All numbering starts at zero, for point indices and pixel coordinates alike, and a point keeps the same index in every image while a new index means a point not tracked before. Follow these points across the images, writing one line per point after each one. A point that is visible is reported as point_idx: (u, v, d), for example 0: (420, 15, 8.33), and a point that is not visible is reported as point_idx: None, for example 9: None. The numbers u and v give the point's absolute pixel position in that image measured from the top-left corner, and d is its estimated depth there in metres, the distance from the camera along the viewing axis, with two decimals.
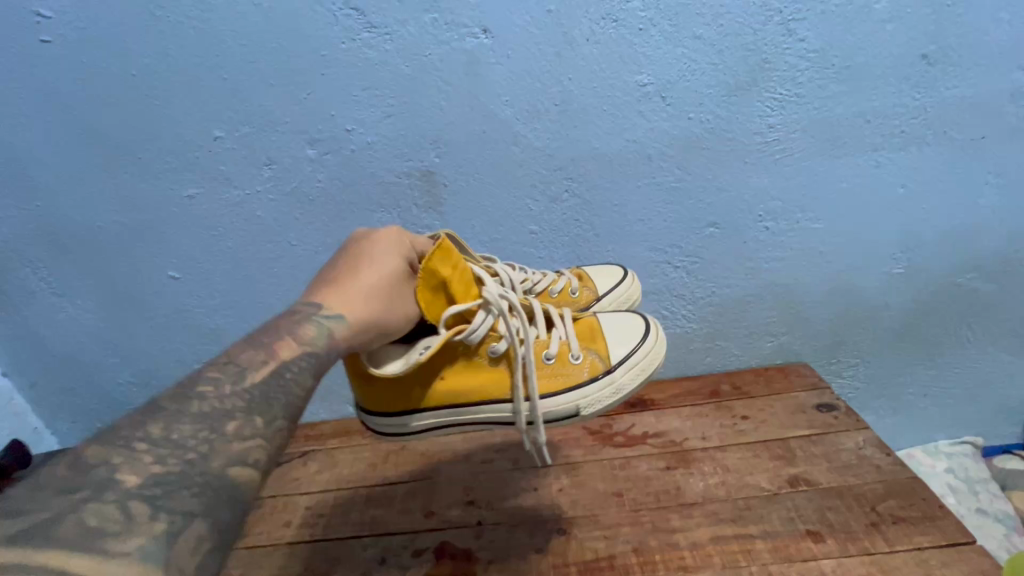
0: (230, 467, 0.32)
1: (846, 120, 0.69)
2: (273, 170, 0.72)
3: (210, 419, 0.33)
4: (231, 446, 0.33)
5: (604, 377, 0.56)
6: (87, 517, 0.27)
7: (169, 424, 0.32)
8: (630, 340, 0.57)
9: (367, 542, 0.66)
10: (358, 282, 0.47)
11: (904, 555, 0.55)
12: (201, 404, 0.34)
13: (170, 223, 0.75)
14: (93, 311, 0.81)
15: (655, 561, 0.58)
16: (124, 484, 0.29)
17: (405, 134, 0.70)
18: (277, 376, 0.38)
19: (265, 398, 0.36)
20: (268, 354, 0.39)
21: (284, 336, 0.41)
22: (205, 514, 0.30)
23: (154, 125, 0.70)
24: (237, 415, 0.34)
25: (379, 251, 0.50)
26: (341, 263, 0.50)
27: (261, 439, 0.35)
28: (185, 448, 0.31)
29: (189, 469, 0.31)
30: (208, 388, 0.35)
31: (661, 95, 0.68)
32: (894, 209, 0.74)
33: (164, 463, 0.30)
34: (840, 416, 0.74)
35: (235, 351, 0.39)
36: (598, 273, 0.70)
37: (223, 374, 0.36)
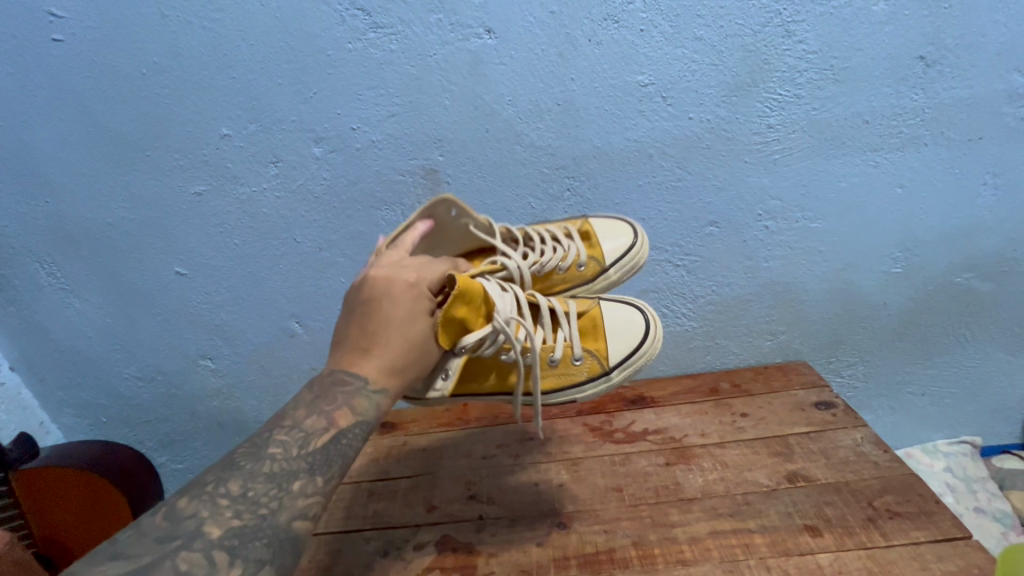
0: (295, 520, 0.40)
1: (844, 120, 0.70)
2: (279, 168, 0.73)
3: (279, 479, 0.41)
4: (297, 503, 0.40)
5: (602, 378, 0.59)
6: (180, 563, 0.35)
7: (245, 481, 0.40)
8: (629, 342, 0.59)
9: (369, 535, 0.67)
10: (390, 353, 0.47)
11: (901, 550, 0.55)
12: (271, 464, 0.41)
13: (178, 220, 0.76)
14: (101, 306, 0.82)
15: (654, 554, 0.59)
16: (209, 536, 0.37)
17: (409, 133, 0.71)
18: (337, 442, 0.44)
19: (326, 462, 0.43)
20: (328, 421, 0.44)
21: (341, 405, 0.44)
22: (271, 561, 0.38)
23: (163, 123, 0.71)
24: (302, 475, 0.41)
25: (401, 313, 0.47)
26: (364, 325, 0.48)
27: (320, 495, 0.42)
28: (258, 505, 0.39)
29: (262, 523, 0.38)
30: (276, 450, 0.42)
31: (661, 95, 0.69)
32: (892, 209, 0.75)
33: (240, 517, 0.38)
34: (839, 414, 0.75)
35: (300, 415, 0.44)
36: (607, 236, 0.66)
37: (290, 437, 0.43)
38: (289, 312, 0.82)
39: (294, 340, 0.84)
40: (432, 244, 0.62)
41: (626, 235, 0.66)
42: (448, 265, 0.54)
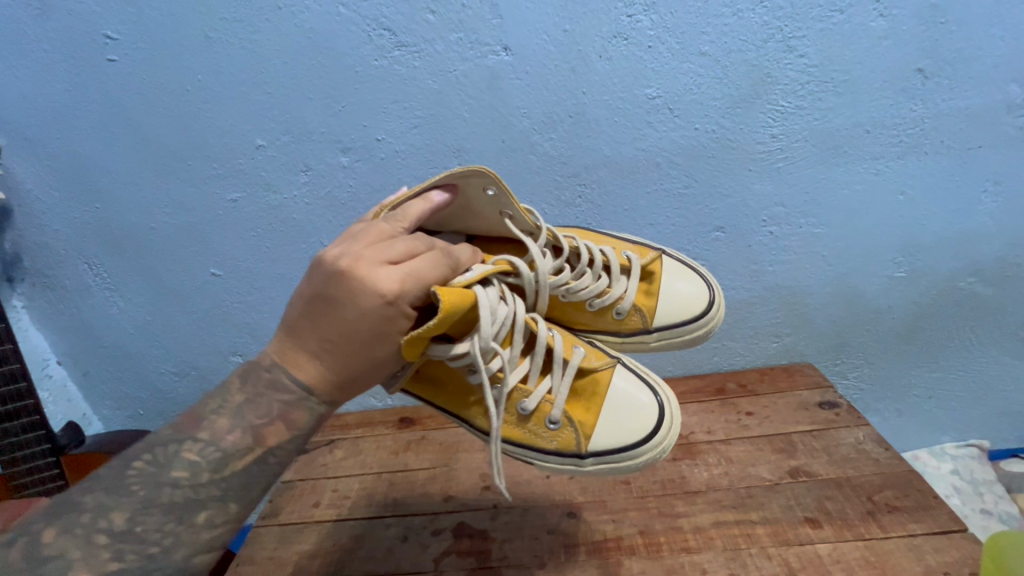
0: (192, 555, 0.40)
1: (845, 130, 0.73)
2: (309, 176, 0.78)
3: (179, 510, 0.40)
4: (200, 536, 0.41)
5: (571, 457, 0.56)
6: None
7: (134, 516, 0.39)
8: (623, 437, 0.56)
9: (390, 522, 0.71)
10: (345, 370, 0.43)
11: (897, 541, 0.58)
12: (173, 493, 0.40)
13: (214, 224, 0.82)
14: (141, 305, 0.88)
15: (659, 542, 0.62)
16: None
17: (430, 143, 0.76)
18: (260, 463, 0.44)
19: (243, 486, 0.43)
20: (254, 440, 0.43)
21: (275, 421, 0.43)
22: None
23: (203, 135, 0.76)
24: (209, 504, 0.42)
25: (370, 332, 0.42)
26: (324, 332, 0.42)
27: (227, 523, 0.42)
28: (146, 543, 0.39)
29: (150, 563, 0.39)
30: (184, 476, 0.41)
31: (668, 107, 0.73)
32: (894, 216, 0.78)
33: (121, 559, 0.38)
34: (842, 413, 0.77)
35: (220, 431, 0.43)
36: (670, 296, 0.64)
37: (203, 458, 0.42)
38: None
39: None
40: (460, 217, 0.57)
41: (693, 306, 0.64)
42: (443, 268, 0.46)
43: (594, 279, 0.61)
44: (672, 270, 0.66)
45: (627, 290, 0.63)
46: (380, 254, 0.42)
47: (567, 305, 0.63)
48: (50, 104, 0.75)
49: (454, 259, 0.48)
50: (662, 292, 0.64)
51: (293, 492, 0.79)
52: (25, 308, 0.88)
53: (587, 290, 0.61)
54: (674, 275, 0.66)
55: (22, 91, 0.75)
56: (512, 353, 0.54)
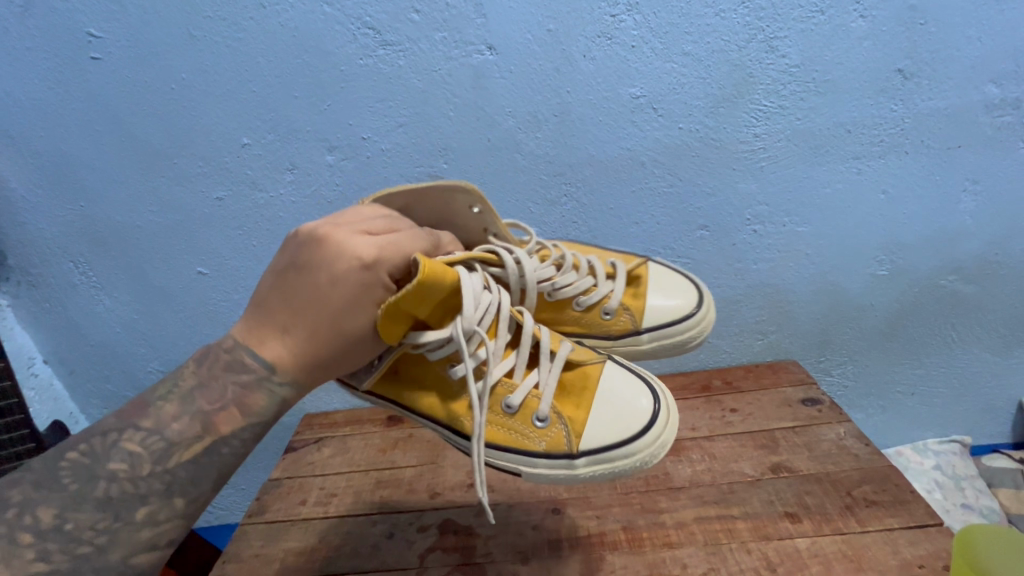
0: (130, 554, 0.41)
1: (827, 130, 0.74)
2: (295, 175, 0.78)
3: (115, 506, 0.41)
4: (139, 533, 0.41)
5: (564, 457, 0.55)
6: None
7: (67, 513, 0.40)
8: (616, 433, 0.54)
9: (376, 518, 0.71)
10: (316, 346, 0.43)
11: (874, 535, 0.59)
12: (109, 488, 0.41)
13: (201, 222, 0.82)
14: (127, 303, 0.88)
15: (641, 538, 0.62)
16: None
17: (415, 142, 0.76)
18: (211, 453, 0.43)
19: (190, 480, 0.43)
20: (204, 428, 0.43)
21: (230, 407, 0.44)
22: None
23: (188, 135, 0.76)
24: (150, 499, 0.42)
25: (346, 298, 0.42)
26: (297, 301, 0.43)
27: (170, 520, 0.42)
28: (80, 541, 0.39)
29: (82, 564, 0.39)
30: (120, 470, 0.41)
31: (652, 107, 0.73)
32: (876, 214, 0.79)
33: (50, 559, 0.38)
34: (824, 409, 0.78)
35: (166, 421, 0.43)
36: (658, 299, 0.65)
37: (145, 450, 0.42)
38: None
39: None
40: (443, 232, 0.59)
41: (682, 308, 0.64)
42: (423, 244, 0.48)
43: (576, 276, 0.64)
44: (661, 277, 0.68)
45: (614, 290, 0.64)
46: (358, 225, 0.44)
47: (553, 305, 0.64)
48: (34, 103, 0.75)
49: (434, 238, 0.50)
50: (649, 293, 0.65)
51: (280, 489, 0.79)
52: (10, 307, 0.88)
53: (570, 288, 0.63)
54: (663, 279, 0.67)
55: (4, 89, 0.74)
56: (497, 346, 0.55)
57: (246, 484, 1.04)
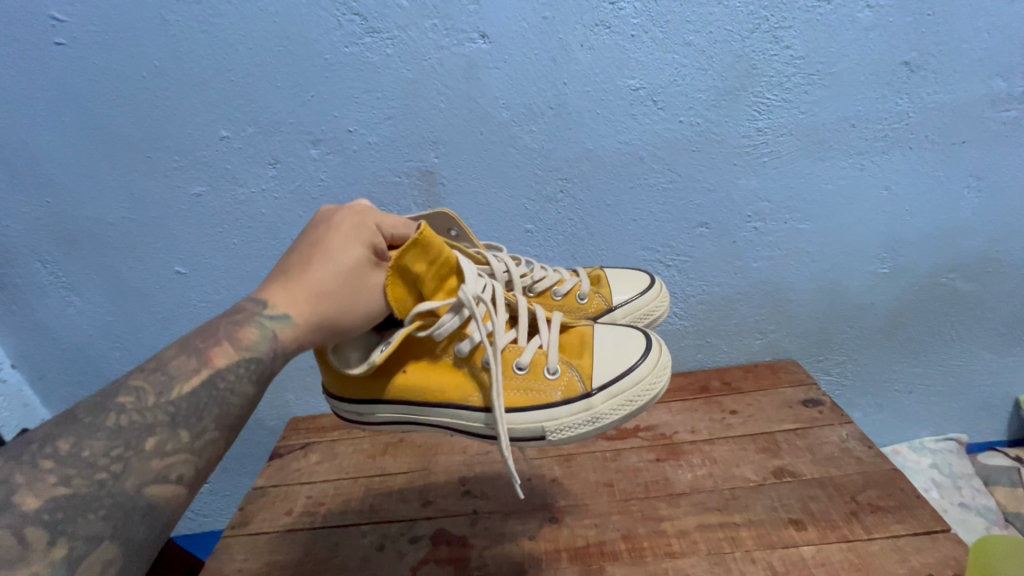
0: (148, 486, 0.34)
1: (830, 124, 0.72)
2: (277, 170, 0.75)
3: (128, 434, 0.35)
4: (152, 464, 0.34)
5: (581, 401, 0.53)
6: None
7: (80, 440, 0.33)
8: (623, 367, 0.54)
9: (366, 529, 0.68)
10: (308, 276, 0.46)
11: (881, 542, 0.57)
12: (119, 417, 0.35)
13: (177, 219, 0.77)
14: (100, 304, 0.83)
15: (642, 547, 0.60)
16: (23, 507, 0.30)
17: (405, 135, 0.73)
18: (211, 386, 0.39)
19: (194, 412, 0.37)
20: (201, 362, 0.40)
21: (222, 341, 0.41)
22: (111, 536, 0.32)
23: (163, 127, 0.72)
24: (159, 429, 0.36)
25: (340, 237, 0.48)
26: (299, 251, 0.48)
27: (184, 454, 0.36)
28: (95, 467, 0.33)
29: (99, 490, 0.32)
30: (128, 400, 0.36)
31: (652, 99, 0.71)
32: (878, 211, 0.77)
33: (70, 483, 0.32)
34: (826, 411, 0.77)
35: (167, 359, 0.40)
36: (620, 281, 0.70)
37: (148, 383, 0.37)
38: None
39: None
40: None
41: (641, 285, 0.69)
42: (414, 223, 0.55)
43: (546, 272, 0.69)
44: (615, 271, 0.73)
45: (581, 279, 0.70)
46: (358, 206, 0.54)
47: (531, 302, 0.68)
48: None
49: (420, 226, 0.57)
50: (609, 280, 0.70)
51: (265, 499, 0.76)
52: None
53: (546, 280, 0.67)
54: (617, 274, 0.72)
55: None
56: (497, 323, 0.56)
57: (231, 489, 1.00)
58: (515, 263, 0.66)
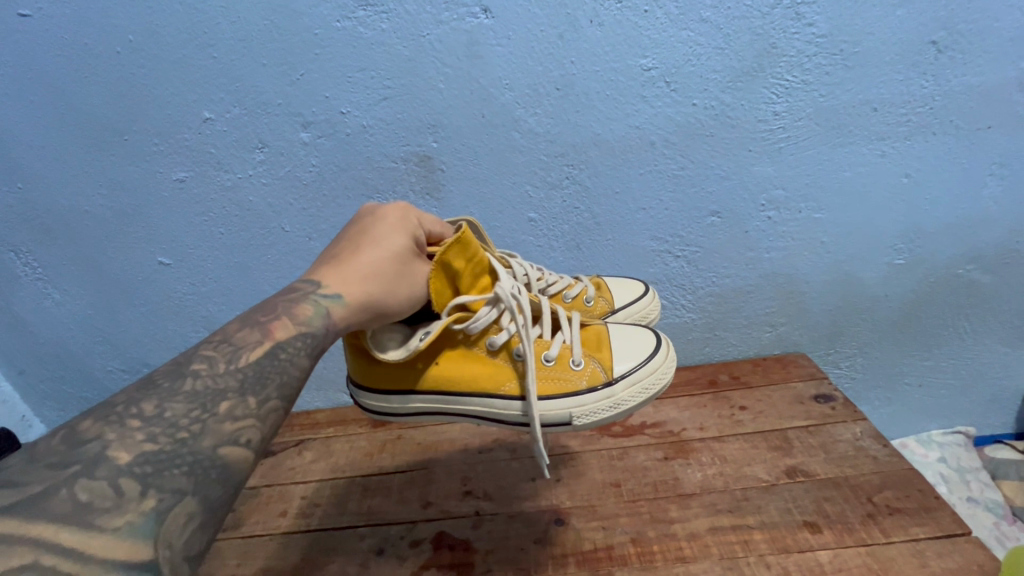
0: (222, 447, 0.33)
1: (852, 107, 0.68)
2: (265, 154, 0.70)
3: (204, 398, 0.34)
4: (224, 427, 0.34)
5: (604, 389, 0.53)
6: (78, 492, 0.27)
7: (161, 402, 0.32)
8: (642, 359, 0.54)
9: (364, 532, 0.65)
10: (360, 259, 0.45)
11: (901, 546, 0.55)
12: (194, 382, 0.34)
13: (159, 207, 0.73)
14: (79, 298, 0.79)
15: (653, 551, 0.58)
16: (115, 461, 0.29)
17: (402, 118, 0.68)
18: (272, 357, 0.38)
19: (260, 380, 0.37)
20: (263, 334, 0.39)
21: (279, 316, 0.40)
22: (194, 492, 0.31)
23: (143, 108, 0.68)
24: (231, 394, 0.35)
25: (387, 226, 0.48)
26: (347, 240, 0.49)
27: (254, 420, 0.35)
28: (177, 427, 0.32)
29: (180, 448, 0.31)
30: (202, 366, 0.35)
31: (664, 80, 0.66)
32: (896, 200, 0.74)
33: (155, 440, 0.31)
34: (838, 407, 0.75)
35: (231, 331, 0.39)
36: (617, 285, 0.71)
37: (218, 352, 0.37)
38: None
39: None
40: None
41: (638, 290, 0.70)
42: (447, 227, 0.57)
43: (556, 276, 0.68)
44: (612, 279, 0.73)
45: (585, 283, 0.69)
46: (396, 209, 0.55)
47: None
48: None
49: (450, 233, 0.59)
50: (608, 285, 0.70)
51: (258, 500, 0.73)
52: None
53: (557, 284, 0.66)
54: (613, 280, 0.72)
55: None
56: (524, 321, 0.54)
57: None
58: (530, 266, 0.64)
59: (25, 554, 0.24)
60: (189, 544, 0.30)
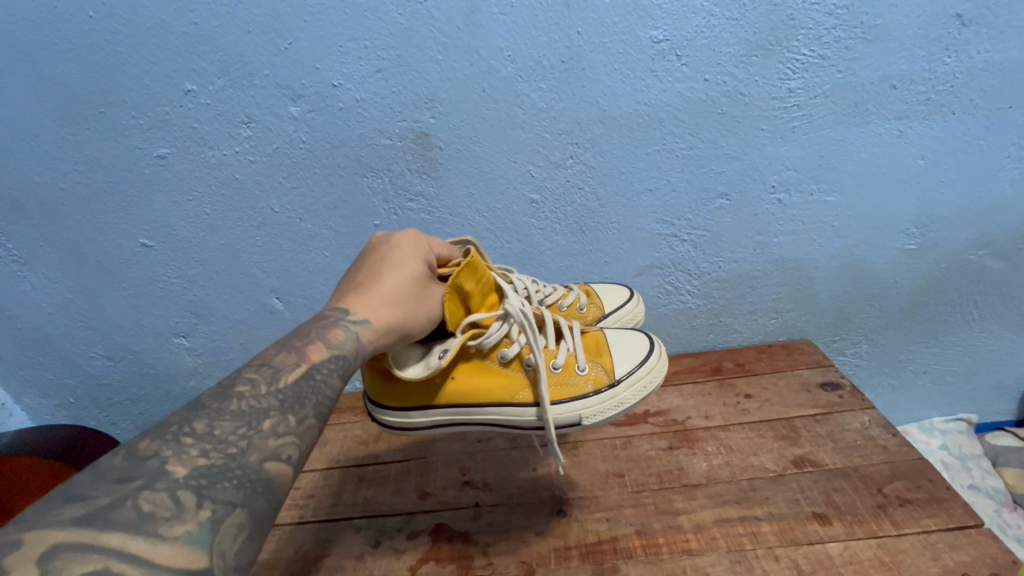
0: (268, 462, 0.33)
1: (870, 85, 0.65)
2: (252, 129, 0.66)
3: (249, 416, 0.34)
4: (269, 443, 0.34)
5: (609, 390, 0.54)
6: (141, 504, 0.27)
7: (210, 420, 0.33)
8: (640, 360, 0.55)
9: (360, 524, 0.63)
10: (381, 286, 0.47)
11: (913, 538, 0.53)
12: (239, 402, 0.35)
13: (141, 186, 0.69)
14: (58, 281, 0.75)
15: (658, 544, 0.56)
16: (174, 474, 0.29)
17: (397, 91, 0.64)
18: (309, 378, 0.38)
19: (299, 399, 0.37)
20: (299, 357, 0.40)
21: (313, 340, 0.41)
22: (244, 505, 0.30)
23: (120, 78, 0.63)
24: (273, 412, 0.35)
25: (402, 252, 0.50)
26: (365, 267, 0.50)
27: (295, 437, 0.35)
28: (227, 443, 0.32)
29: (230, 463, 0.31)
30: (246, 388, 0.36)
31: (676, 54, 0.63)
32: (912, 181, 0.71)
33: (208, 456, 0.31)
34: (845, 395, 0.73)
35: (269, 355, 0.39)
36: (605, 291, 0.72)
37: (259, 374, 0.37)
38: (268, 286, 0.76)
39: (275, 318, 0.78)
40: None
41: (623, 294, 0.71)
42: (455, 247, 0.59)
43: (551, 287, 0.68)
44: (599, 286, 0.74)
45: (576, 291, 0.70)
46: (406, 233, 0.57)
47: None
48: None
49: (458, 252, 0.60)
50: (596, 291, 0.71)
51: None
52: None
53: (551, 293, 0.67)
54: (600, 286, 0.73)
55: None
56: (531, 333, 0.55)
57: None
58: (529, 279, 0.66)
59: (95, 561, 0.24)
60: (242, 556, 0.29)
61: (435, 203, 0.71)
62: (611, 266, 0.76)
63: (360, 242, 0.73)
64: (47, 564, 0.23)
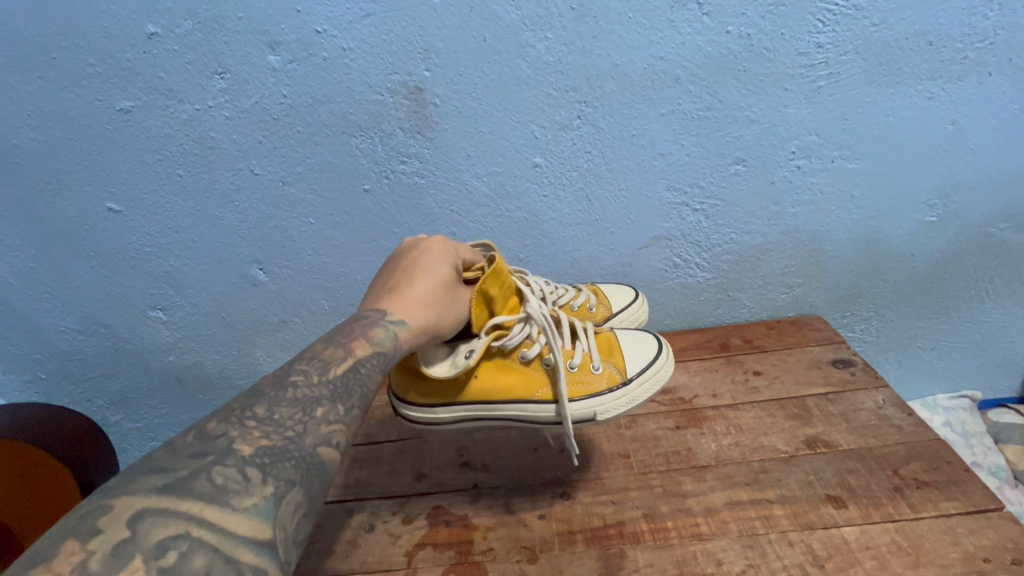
0: (320, 446, 0.36)
1: (904, 40, 0.60)
2: (227, 81, 0.60)
3: (303, 403, 0.37)
4: (321, 428, 0.36)
5: (620, 389, 0.54)
6: (215, 476, 0.30)
7: (270, 406, 0.36)
8: (651, 360, 0.55)
9: (352, 507, 0.60)
10: (414, 290, 0.49)
11: (931, 522, 0.51)
12: (294, 390, 0.38)
13: (104, 144, 0.63)
14: (20, 248, 0.70)
15: (667, 528, 0.53)
16: (241, 452, 0.32)
17: (388, 39, 0.58)
18: (355, 371, 0.41)
19: (346, 390, 0.40)
20: (346, 351, 0.42)
21: (356, 338, 0.44)
22: (301, 483, 0.33)
23: (73, 19, 0.56)
24: (324, 401, 0.38)
25: (432, 258, 0.52)
26: (396, 272, 0.52)
27: (342, 425, 0.38)
28: (286, 426, 0.35)
29: (289, 444, 0.34)
30: (300, 377, 0.39)
31: (697, 1, 0.57)
32: (938, 149, 0.67)
33: (269, 437, 0.34)
34: (858, 373, 0.70)
35: (319, 349, 0.42)
36: (611, 290, 0.70)
37: (310, 366, 0.40)
38: (250, 257, 0.71)
39: (258, 290, 0.73)
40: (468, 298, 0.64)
41: (628, 294, 0.68)
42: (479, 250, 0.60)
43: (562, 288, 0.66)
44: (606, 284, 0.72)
45: (585, 292, 0.67)
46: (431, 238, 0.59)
47: None
48: None
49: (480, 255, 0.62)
50: (604, 290, 0.69)
51: None
52: None
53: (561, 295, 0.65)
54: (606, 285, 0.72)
55: None
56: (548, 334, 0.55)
57: None
58: (545, 282, 0.65)
59: (178, 525, 0.27)
60: (298, 530, 0.32)
61: (430, 166, 0.65)
62: (618, 236, 0.71)
63: (349, 208, 0.68)
64: (137, 526, 0.26)
